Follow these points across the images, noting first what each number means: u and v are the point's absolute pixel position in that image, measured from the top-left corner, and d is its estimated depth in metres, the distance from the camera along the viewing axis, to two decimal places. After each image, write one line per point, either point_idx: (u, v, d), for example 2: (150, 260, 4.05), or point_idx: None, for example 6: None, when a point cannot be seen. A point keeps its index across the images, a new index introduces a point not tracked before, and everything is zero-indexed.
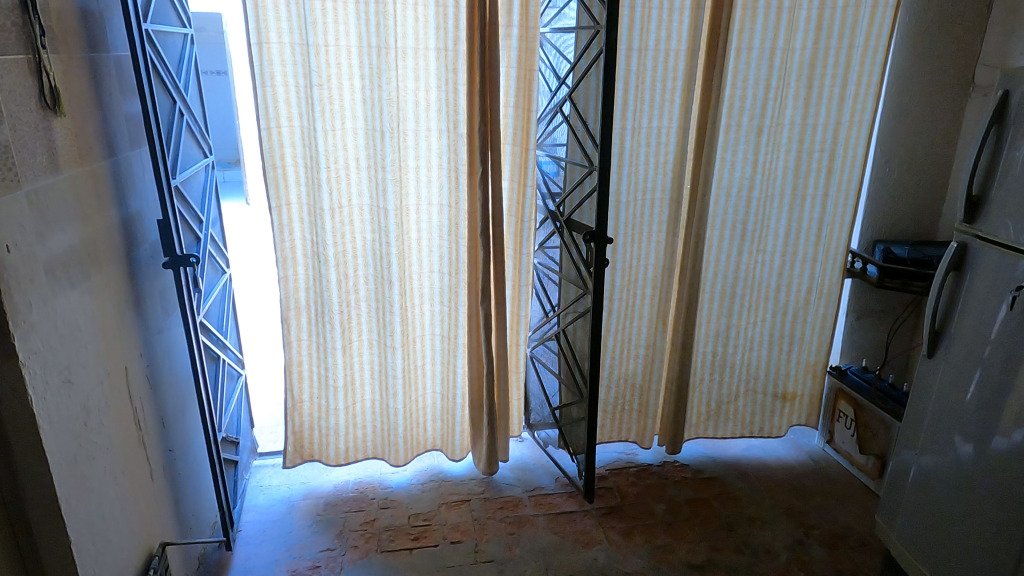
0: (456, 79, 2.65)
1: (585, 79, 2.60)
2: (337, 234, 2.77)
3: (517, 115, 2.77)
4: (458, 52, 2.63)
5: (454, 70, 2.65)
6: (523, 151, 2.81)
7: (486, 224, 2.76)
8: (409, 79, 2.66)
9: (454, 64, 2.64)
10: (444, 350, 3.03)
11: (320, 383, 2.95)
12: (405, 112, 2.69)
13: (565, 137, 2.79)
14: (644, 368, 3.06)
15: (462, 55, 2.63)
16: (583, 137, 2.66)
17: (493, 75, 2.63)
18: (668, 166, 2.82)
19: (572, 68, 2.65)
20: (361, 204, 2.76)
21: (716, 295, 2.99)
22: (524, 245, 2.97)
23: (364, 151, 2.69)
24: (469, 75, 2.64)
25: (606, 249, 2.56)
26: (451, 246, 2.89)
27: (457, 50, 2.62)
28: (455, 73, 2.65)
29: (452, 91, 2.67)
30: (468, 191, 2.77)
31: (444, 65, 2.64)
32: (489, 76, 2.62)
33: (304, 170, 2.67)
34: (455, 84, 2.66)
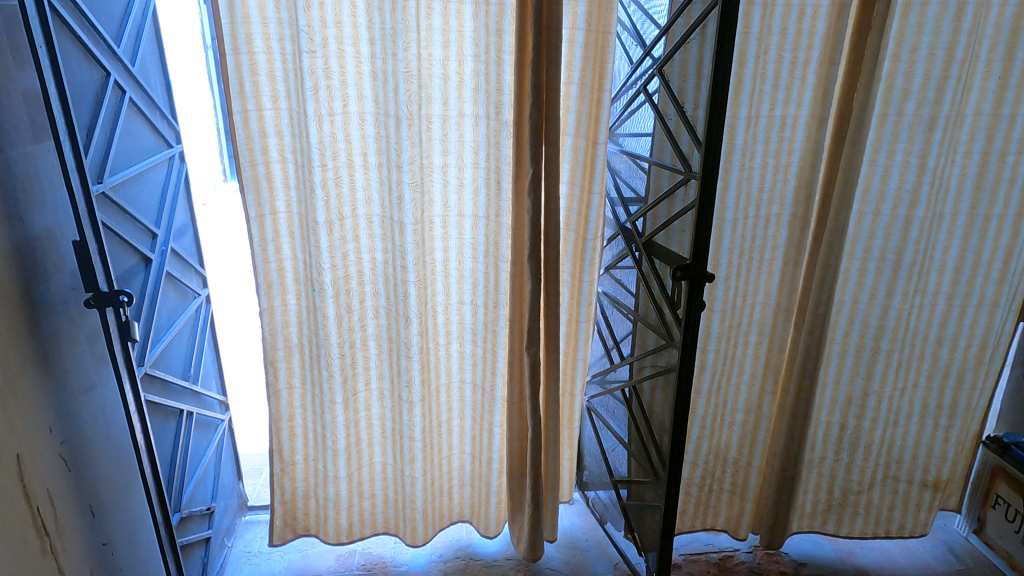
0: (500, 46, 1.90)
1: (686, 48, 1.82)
2: (337, 254, 2.10)
3: (581, 97, 2.02)
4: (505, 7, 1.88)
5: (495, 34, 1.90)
6: (588, 146, 2.05)
7: (535, 246, 2.02)
8: (436, 48, 1.93)
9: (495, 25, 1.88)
10: (477, 402, 2.37)
11: (317, 444, 2.35)
12: (428, 91, 1.97)
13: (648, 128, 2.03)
14: (740, 438, 2.42)
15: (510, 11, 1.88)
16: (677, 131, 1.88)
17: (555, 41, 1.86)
18: (789, 171, 2.09)
19: (662, 31, 1.87)
20: (369, 214, 2.08)
21: (846, 345, 2.27)
22: (585, 270, 2.20)
23: (373, 144, 1.99)
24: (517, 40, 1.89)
25: (704, 292, 1.79)
26: (489, 273, 2.17)
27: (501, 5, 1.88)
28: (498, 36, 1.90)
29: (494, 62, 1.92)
30: (512, 199, 2.03)
31: (483, 24, 1.90)
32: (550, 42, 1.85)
33: (295, 172, 2.03)
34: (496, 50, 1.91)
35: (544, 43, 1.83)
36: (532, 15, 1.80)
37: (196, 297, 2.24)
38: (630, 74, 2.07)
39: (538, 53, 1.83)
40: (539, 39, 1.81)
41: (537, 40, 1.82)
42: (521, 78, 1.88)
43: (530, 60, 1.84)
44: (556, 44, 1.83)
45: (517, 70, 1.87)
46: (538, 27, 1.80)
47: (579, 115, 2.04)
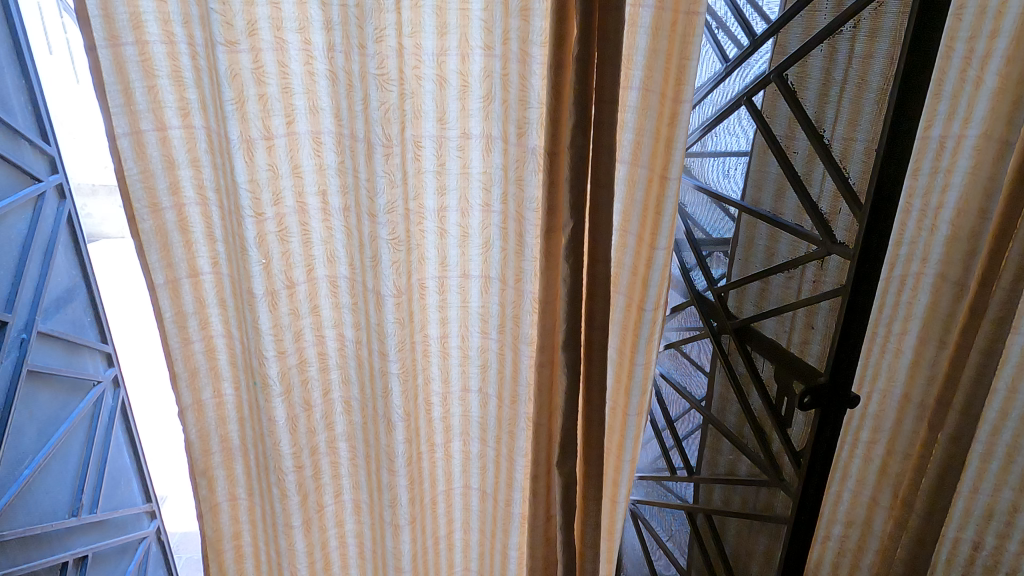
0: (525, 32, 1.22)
1: (831, 46, 1.15)
2: (286, 333, 1.45)
3: (644, 109, 1.36)
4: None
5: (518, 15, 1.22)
6: (653, 181, 1.39)
7: (573, 328, 1.38)
8: (427, 34, 1.26)
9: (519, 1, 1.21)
10: (488, 514, 1.76)
11: (272, 572, 1.73)
12: (414, 102, 1.30)
13: (749, 160, 1.36)
14: (837, 557, 1.85)
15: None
16: (807, 173, 1.22)
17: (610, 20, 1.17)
18: (941, 214, 1.45)
19: (788, 15, 1.19)
20: (334, 277, 1.45)
21: (993, 447, 1.68)
22: (640, 352, 1.55)
23: (334, 179, 1.36)
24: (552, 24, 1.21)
25: (842, 423, 1.15)
26: (505, 354, 1.53)
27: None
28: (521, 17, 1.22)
29: (516, 60, 1.25)
30: (541, 260, 1.37)
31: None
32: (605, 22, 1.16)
33: (221, 219, 1.39)
34: (520, 39, 1.23)
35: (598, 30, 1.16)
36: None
37: (6, 389, 1.80)
38: (721, 72, 1.40)
39: (586, 46, 1.16)
40: (589, 26, 1.15)
41: (586, 26, 1.15)
42: (559, 86, 1.21)
43: (575, 57, 1.17)
44: (615, 32, 1.16)
45: (552, 72, 1.20)
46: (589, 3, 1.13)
47: (642, 135, 1.37)
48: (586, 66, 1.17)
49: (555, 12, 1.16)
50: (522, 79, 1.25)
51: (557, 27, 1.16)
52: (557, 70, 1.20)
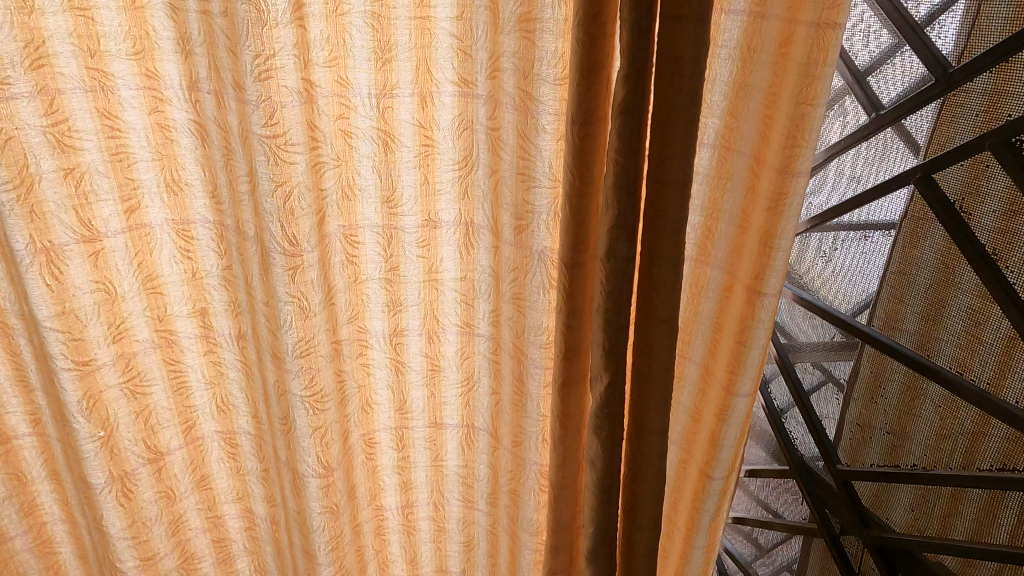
0: (528, 57, 0.69)
1: None
2: (158, 524, 0.93)
3: (723, 180, 0.84)
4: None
5: (514, 28, 0.68)
6: (735, 292, 0.87)
7: (606, 534, 0.84)
8: (359, 63, 0.73)
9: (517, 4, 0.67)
10: None
11: None
12: (340, 175, 0.77)
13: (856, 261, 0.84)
14: None
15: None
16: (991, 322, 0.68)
17: (682, 36, 0.63)
18: None
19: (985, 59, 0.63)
20: (232, 433, 0.93)
21: None
22: (698, 534, 1.00)
23: (219, 294, 0.84)
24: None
25: None
26: (498, 536, 1.01)
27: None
28: (520, 34, 0.68)
29: (513, 107, 0.72)
30: (554, 423, 0.84)
31: (483, 0, 0.70)
32: (671, 40, 0.63)
33: (34, 359, 0.81)
34: (519, 71, 0.70)
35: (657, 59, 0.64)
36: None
37: None
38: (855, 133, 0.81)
39: (637, 89, 0.65)
40: (646, 49, 0.63)
41: (642, 50, 0.63)
42: (587, 155, 0.69)
43: (616, 106, 0.66)
44: (693, 61, 0.64)
45: (571, 132, 0.68)
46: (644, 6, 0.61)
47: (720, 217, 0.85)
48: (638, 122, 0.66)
49: (578, 27, 0.64)
50: (522, 139, 0.72)
51: (584, 52, 0.65)
52: (584, 129, 0.68)
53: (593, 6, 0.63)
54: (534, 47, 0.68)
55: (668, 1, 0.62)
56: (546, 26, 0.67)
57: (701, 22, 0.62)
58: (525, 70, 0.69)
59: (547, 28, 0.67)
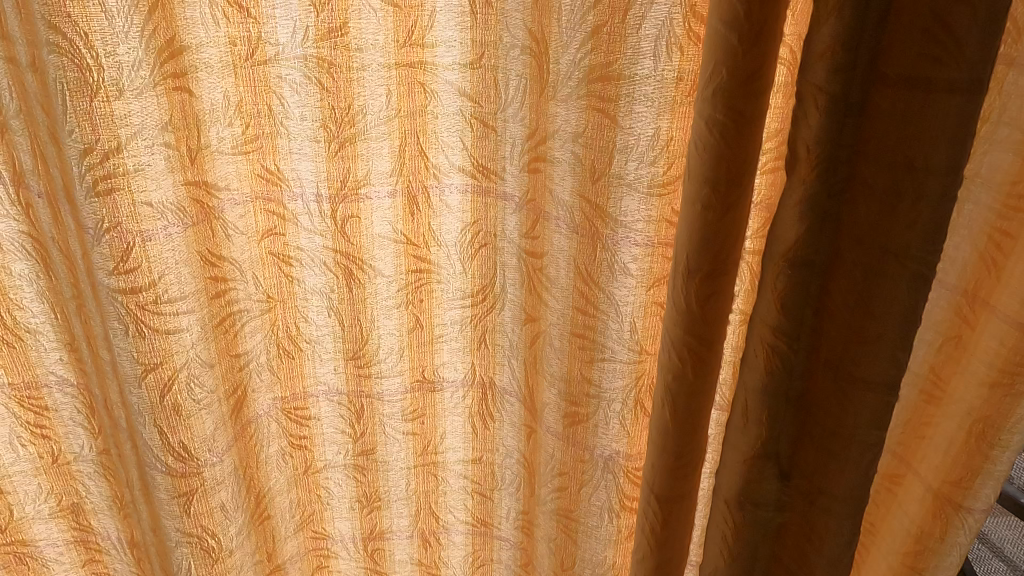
0: (600, 148, 0.38)
1: None
2: None
3: None
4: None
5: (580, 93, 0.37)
6: (906, 489, 0.52)
7: None
8: (299, 147, 0.41)
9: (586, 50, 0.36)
10: None
11: None
12: (270, 326, 0.46)
13: None
14: None
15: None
16: None
17: (932, 131, 0.31)
18: None
19: None
20: None
21: None
22: None
23: (96, 486, 0.54)
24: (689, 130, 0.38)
25: None
26: None
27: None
28: (589, 107, 0.37)
29: (570, 228, 0.40)
30: None
31: (519, 42, 0.39)
32: (909, 138, 0.31)
33: None
34: (584, 171, 0.38)
35: (865, 163, 0.32)
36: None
37: None
38: None
39: (825, 221, 0.33)
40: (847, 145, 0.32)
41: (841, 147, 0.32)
42: (714, 329, 0.37)
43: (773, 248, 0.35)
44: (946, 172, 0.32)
45: (681, 290, 0.37)
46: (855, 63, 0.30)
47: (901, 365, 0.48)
48: (819, 278, 0.35)
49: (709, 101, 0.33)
50: (584, 280, 0.41)
51: (720, 151, 0.33)
52: (710, 286, 0.36)
53: (746, 63, 0.31)
54: (613, 130, 0.37)
55: (903, 52, 0.30)
56: (640, 95, 0.37)
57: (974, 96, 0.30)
58: (598, 170, 0.38)
59: (640, 99, 0.37)
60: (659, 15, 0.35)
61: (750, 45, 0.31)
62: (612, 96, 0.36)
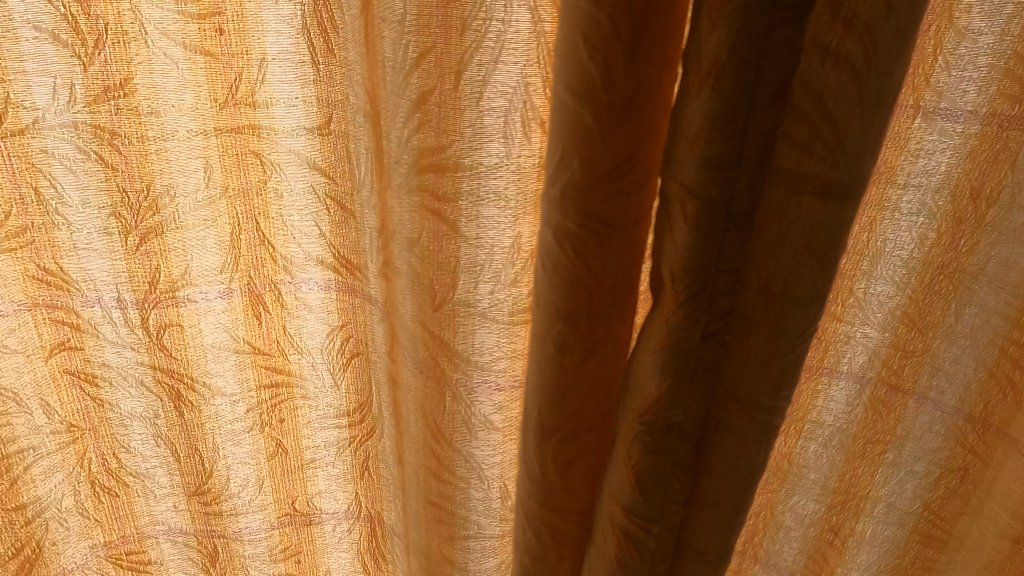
0: (441, 265, 0.29)
1: None
2: None
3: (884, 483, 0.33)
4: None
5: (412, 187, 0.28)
6: None
7: None
8: (85, 240, 0.31)
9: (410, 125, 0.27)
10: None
11: None
12: (75, 461, 0.36)
13: None
14: None
15: (525, 29, 0.26)
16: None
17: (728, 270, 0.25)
18: None
19: None
20: None
21: None
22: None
23: None
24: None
25: None
26: None
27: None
28: (420, 206, 0.28)
29: (423, 358, 0.31)
30: None
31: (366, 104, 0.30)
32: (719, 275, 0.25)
33: None
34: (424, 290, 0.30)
35: (751, 294, 0.25)
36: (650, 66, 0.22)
37: None
38: None
39: (695, 363, 0.26)
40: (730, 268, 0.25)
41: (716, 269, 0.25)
42: (590, 480, 0.29)
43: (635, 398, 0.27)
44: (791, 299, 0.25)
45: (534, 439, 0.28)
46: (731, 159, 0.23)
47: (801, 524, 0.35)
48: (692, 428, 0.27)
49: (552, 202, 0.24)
50: (432, 437, 0.33)
51: (575, 273, 0.25)
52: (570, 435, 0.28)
53: (598, 155, 0.23)
54: (455, 240, 0.29)
55: (801, 150, 0.23)
56: (488, 190, 0.29)
57: (846, 207, 0.24)
58: (441, 292, 0.30)
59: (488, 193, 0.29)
60: (504, 85, 0.27)
61: (606, 133, 0.23)
62: (448, 196, 0.28)
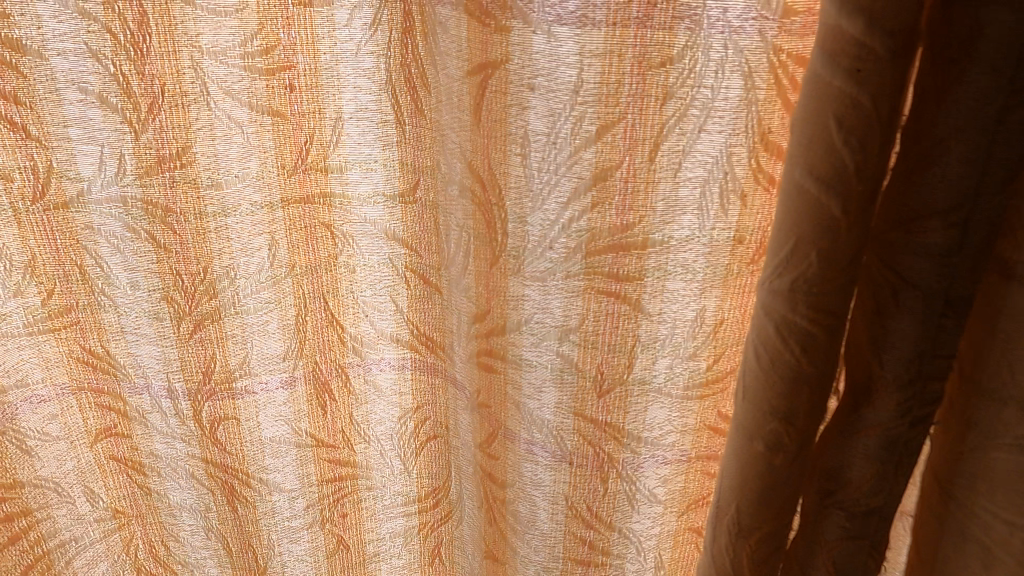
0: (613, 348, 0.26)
1: None
2: None
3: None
4: (534, 35, 0.22)
5: (562, 252, 0.25)
6: None
7: None
8: (134, 324, 0.27)
9: (467, 92, 0.24)
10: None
11: None
12: (120, 549, 0.32)
13: None
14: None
15: (736, 97, 0.23)
16: None
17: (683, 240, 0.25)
18: None
19: None
20: None
21: None
22: None
23: None
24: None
25: None
26: None
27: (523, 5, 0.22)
28: (591, 290, 0.25)
29: (555, 458, 0.28)
30: None
31: (456, 176, 0.26)
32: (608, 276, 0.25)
33: None
34: (595, 377, 0.27)
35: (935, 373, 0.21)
36: (994, 71, 0.18)
37: None
38: None
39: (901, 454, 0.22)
40: (801, 289, 0.20)
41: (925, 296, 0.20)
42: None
43: (846, 459, 0.22)
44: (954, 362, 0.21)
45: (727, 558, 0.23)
46: (919, 161, 0.19)
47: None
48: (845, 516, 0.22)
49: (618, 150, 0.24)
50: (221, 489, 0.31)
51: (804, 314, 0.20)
52: (833, 452, 0.22)
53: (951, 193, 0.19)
54: (636, 321, 0.26)
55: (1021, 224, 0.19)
56: (678, 266, 0.25)
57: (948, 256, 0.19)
58: (497, 342, 0.27)
59: (537, 220, 0.25)
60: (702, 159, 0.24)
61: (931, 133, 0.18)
62: (632, 275, 0.25)
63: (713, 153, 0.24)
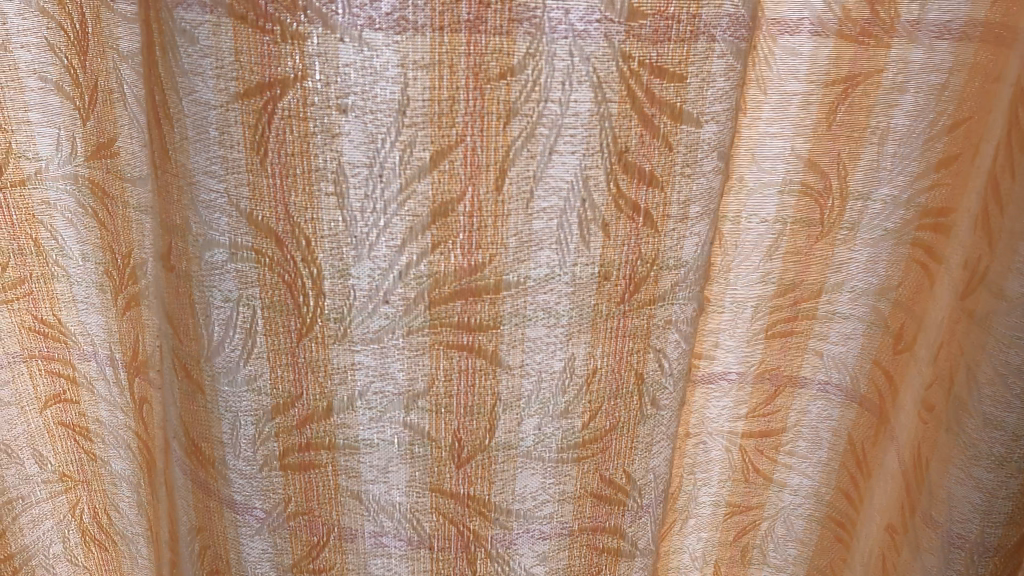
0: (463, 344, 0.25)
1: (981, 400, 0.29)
2: None
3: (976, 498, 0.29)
4: (339, 43, 0.22)
5: (399, 305, 0.24)
6: None
7: None
8: (84, 294, 0.31)
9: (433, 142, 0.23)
10: None
11: None
12: (70, 511, 0.34)
13: None
14: None
15: (585, 111, 0.23)
16: None
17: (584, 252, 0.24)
18: None
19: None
20: None
21: None
22: None
23: None
24: (619, 351, 0.26)
25: None
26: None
27: (302, 14, 0.21)
28: (438, 346, 0.25)
29: (412, 543, 0.28)
30: None
31: (224, 239, 0.24)
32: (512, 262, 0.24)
33: None
34: (451, 445, 0.27)
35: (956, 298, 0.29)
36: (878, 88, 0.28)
37: None
38: None
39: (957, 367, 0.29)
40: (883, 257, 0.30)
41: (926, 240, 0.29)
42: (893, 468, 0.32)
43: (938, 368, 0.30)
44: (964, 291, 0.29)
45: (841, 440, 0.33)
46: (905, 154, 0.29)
47: (710, 495, 0.34)
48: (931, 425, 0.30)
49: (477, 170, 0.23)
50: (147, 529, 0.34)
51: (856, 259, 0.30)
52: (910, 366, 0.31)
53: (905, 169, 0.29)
54: (493, 375, 0.26)
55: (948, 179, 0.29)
56: (538, 309, 0.25)
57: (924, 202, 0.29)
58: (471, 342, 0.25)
59: (362, 270, 0.24)
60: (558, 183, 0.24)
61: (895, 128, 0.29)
62: (485, 324, 0.25)
63: (568, 177, 0.23)
